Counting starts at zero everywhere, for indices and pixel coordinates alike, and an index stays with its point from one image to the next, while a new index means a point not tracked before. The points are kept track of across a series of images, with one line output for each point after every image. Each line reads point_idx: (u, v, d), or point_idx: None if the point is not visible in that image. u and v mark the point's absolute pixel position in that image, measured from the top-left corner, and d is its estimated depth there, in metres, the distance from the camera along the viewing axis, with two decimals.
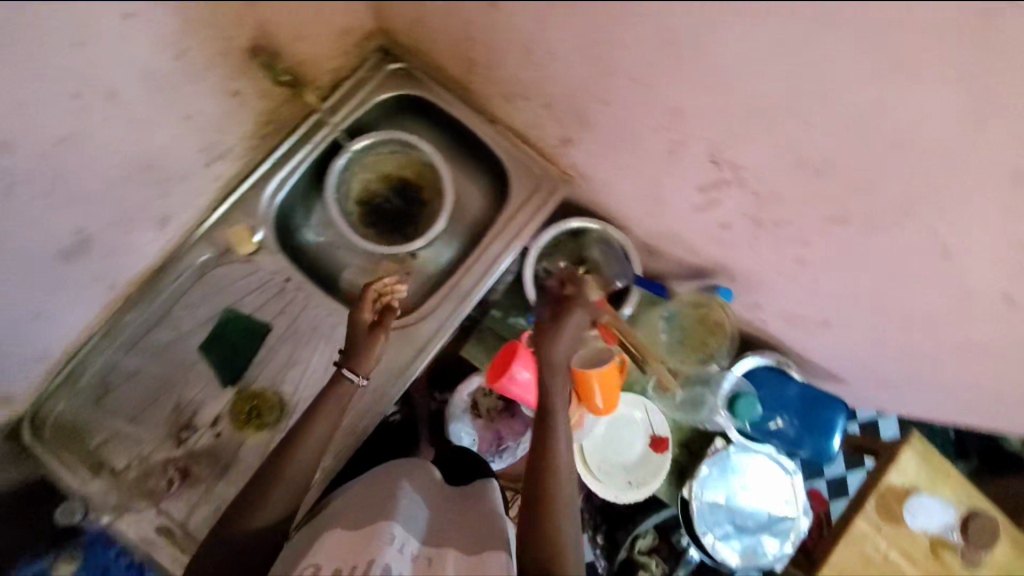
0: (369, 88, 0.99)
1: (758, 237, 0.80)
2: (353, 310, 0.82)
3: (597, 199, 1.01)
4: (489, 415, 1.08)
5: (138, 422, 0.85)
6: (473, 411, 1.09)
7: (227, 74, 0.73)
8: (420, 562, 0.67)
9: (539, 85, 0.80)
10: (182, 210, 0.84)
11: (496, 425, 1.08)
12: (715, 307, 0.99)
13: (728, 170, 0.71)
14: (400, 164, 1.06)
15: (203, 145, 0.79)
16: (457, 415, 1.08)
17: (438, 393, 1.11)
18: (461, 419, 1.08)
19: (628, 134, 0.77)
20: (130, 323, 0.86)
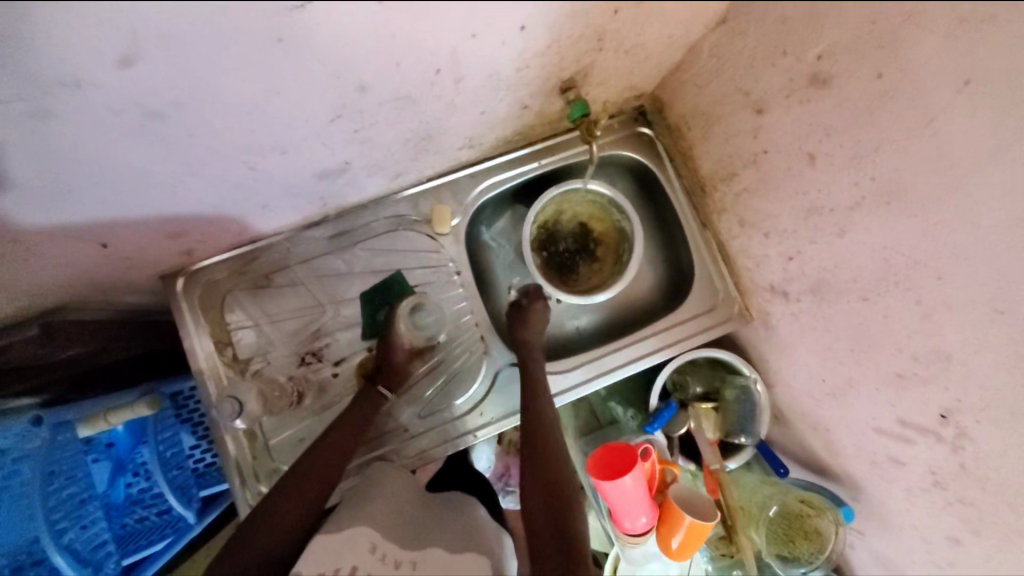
0: (612, 137, 0.99)
1: (922, 493, 0.76)
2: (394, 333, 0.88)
3: (762, 349, 0.97)
4: (508, 446, 1.05)
5: (278, 328, 0.89)
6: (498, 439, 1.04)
7: (532, 93, 0.74)
8: (403, 568, 0.68)
9: (792, 239, 0.78)
10: (414, 173, 0.87)
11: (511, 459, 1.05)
12: (826, 516, 0.88)
13: (948, 430, 0.67)
14: (596, 213, 1.05)
15: (470, 135, 0.81)
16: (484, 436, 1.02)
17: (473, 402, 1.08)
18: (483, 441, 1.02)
19: (857, 332, 0.74)
20: (317, 240, 0.90)
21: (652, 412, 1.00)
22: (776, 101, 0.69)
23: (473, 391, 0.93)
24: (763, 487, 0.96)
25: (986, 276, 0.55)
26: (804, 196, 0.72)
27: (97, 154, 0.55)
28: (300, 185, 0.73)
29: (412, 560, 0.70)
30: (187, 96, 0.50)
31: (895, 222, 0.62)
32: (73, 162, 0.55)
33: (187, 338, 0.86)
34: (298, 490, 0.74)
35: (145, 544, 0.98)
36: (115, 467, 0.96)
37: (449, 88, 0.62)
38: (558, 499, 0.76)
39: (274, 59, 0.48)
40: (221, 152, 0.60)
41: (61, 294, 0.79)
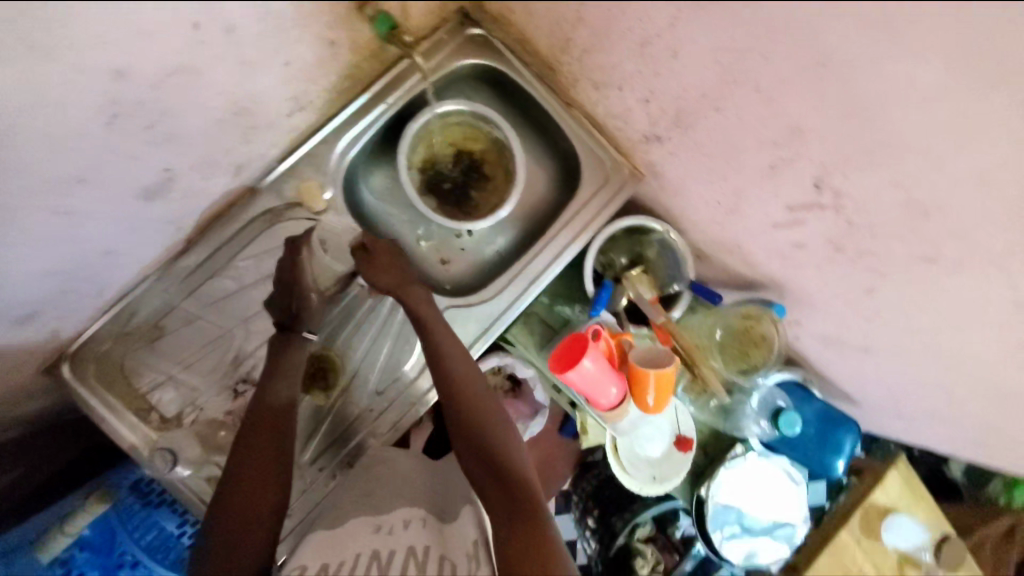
0: (447, 51, 0.93)
1: (830, 263, 0.82)
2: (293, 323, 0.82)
3: (664, 199, 1.01)
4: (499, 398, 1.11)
5: (192, 369, 0.83)
6: None
7: (332, 24, 0.69)
8: (413, 524, 0.74)
9: (644, 80, 0.78)
10: (258, 159, 0.80)
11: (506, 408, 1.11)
12: (766, 320, 0.99)
13: (828, 196, 0.72)
14: (466, 134, 1.03)
15: (294, 94, 0.75)
16: None
17: None
18: None
19: (727, 144, 0.77)
20: (189, 267, 0.83)
21: (592, 297, 1.03)
22: None
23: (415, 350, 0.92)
24: (705, 320, 1.05)
25: (801, 35, 0.56)
26: (631, 34, 0.72)
27: None
28: (129, 215, 0.67)
29: (422, 516, 0.75)
30: None
31: (711, 22, 0.63)
32: None
33: (102, 419, 0.80)
34: (242, 504, 0.69)
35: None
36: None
37: (220, 45, 0.56)
38: (495, 459, 0.76)
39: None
40: (10, 201, 0.55)
41: None
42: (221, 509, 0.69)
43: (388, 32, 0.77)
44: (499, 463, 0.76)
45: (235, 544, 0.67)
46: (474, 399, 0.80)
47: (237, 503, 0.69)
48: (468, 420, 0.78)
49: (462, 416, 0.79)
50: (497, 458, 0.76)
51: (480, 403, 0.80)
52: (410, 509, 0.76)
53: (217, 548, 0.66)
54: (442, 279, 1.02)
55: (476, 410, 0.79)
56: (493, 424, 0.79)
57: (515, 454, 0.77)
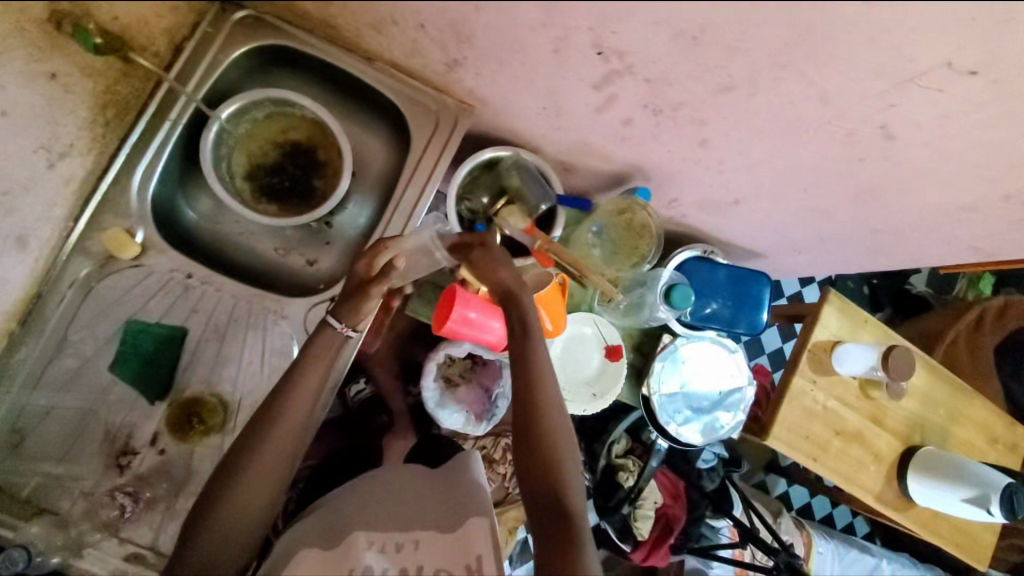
0: (217, 45, 0.83)
1: (659, 127, 0.80)
2: (335, 305, 0.78)
3: (502, 125, 0.97)
4: (465, 379, 1.16)
5: (67, 461, 0.79)
6: (448, 384, 1.14)
7: (31, 53, 0.69)
8: (408, 545, 0.80)
9: (403, 4, 0.70)
10: (42, 222, 0.76)
11: (476, 383, 1.16)
12: (638, 211, 0.98)
13: (615, 61, 0.69)
14: (282, 125, 0.96)
15: (39, 142, 0.73)
16: (438, 399, 1.12)
17: (412, 386, 1.22)
18: (441, 400, 1.13)
19: (508, 43, 0.72)
20: (25, 359, 0.78)
21: None
22: None
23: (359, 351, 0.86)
24: (584, 229, 1.02)
25: None
26: None
27: None
28: None
29: (417, 537, 0.81)
30: None
31: None
32: None
33: None
34: (238, 504, 0.71)
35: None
36: None
37: None
38: (555, 465, 0.77)
39: None
40: None
41: None
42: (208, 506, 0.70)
43: (96, 43, 0.71)
44: (551, 467, 0.77)
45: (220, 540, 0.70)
46: (547, 401, 0.77)
47: (234, 496, 0.71)
48: (532, 411, 0.77)
49: (548, 421, 0.77)
50: (552, 463, 0.77)
51: (552, 406, 0.78)
52: (410, 529, 0.82)
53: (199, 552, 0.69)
54: (313, 279, 0.97)
55: (547, 411, 0.77)
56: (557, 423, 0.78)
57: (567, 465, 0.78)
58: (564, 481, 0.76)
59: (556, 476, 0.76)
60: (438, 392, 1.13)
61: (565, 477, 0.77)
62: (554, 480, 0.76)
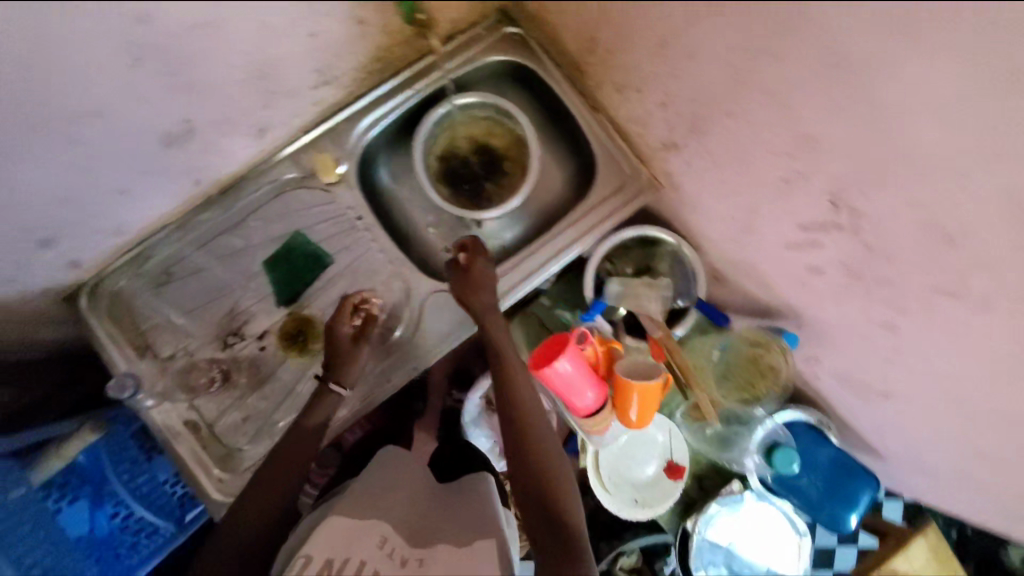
0: (482, 47, 0.97)
1: (846, 290, 0.77)
2: (332, 324, 0.82)
3: (679, 213, 0.98)
4: None
5: (189, 317, 0.87)
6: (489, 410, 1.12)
7: (363, 3, 0.73)
8: (410, 564, 0.68)
9: (662, 85, 0.77)
10: (281, 124, 0.84)
11: None
12: (775, 350, 0.93)
13: (844, 216, 0.68)
14: (490, 129, 1.05)
15: (320, 66, 0.79)
16: (473, 420, 1.10)
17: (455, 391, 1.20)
18: (477, 423, 1.11)
19: (743, 154, 0.73)
20: (206, 221, 0.88)
21: (588, 302, 0.99)
22: None
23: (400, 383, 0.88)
24: (709, 341, 0.99)
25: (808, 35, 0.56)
26: (652, 31, 0.71)
27: None
28: (157, 161, 0.71)
29: (420, 557, 0.69)
30: None
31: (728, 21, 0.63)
32: None
33: (106, 353, 0.85)
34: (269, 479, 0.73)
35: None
36: (92, 501, 0.94)
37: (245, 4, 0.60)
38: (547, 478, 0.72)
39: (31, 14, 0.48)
40: (33, 119, 0.57)
41: None
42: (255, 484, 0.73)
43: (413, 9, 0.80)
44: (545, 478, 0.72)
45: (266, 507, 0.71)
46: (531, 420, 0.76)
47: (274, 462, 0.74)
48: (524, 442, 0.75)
49: (547, 441, 0.76)
50: (542, 478, 0.72)
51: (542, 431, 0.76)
52: (418, 545, 0.71)
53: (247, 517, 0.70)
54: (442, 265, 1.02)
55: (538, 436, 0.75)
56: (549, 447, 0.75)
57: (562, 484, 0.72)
58: (556, 495, 0.71)
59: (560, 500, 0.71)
60: (478, 413, 1.11)
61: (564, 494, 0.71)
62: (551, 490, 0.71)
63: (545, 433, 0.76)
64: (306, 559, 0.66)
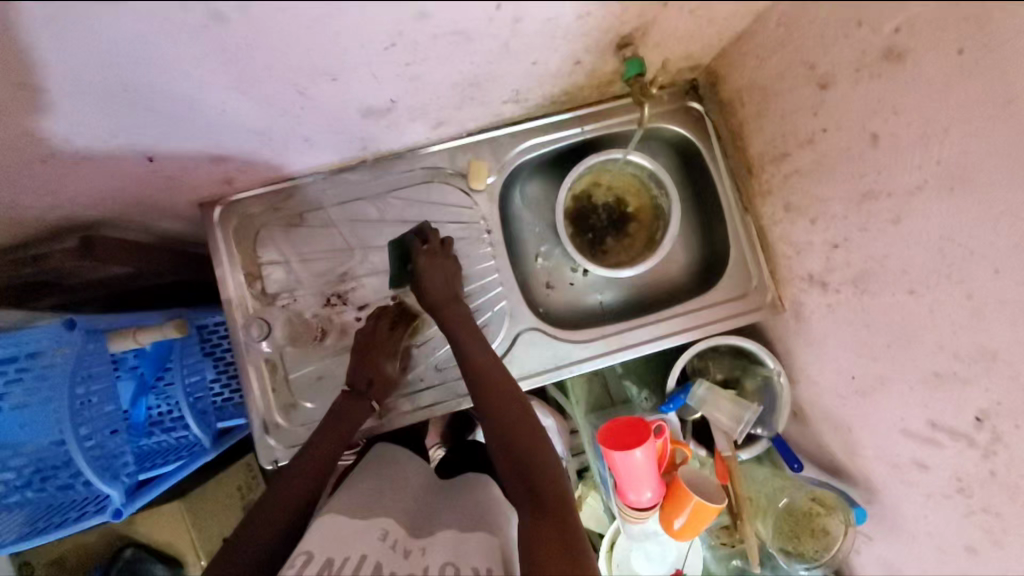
0: (659, 111, 0.96)
1: (947, 500, 0.74)
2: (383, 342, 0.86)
3: (788, 343, 0.95)
4: None
5: (304, 264, 0.90)
6: None
7: (591, 51, 0.73)
8: (413, 554, 0.68)
9: (840, 228, 0.75)
10: (457, 123, 0.86)
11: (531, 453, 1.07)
12: (836, 516, 0.87)
13: (986, 435, 0.65)
14: (631, 186, 1.03)
15: (520, 88, 0.79)
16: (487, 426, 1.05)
17: None
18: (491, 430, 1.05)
19: (900, 327, 0.71)
20: (352, 182, 0.90)
21: (668, 392, 0.98)
22: (844, 75, 0.66)
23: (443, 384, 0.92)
24: (774, 480, 0.95)
25: None
26: (860, 180, 0.69)
27: (178, 72, 0.57)
28: (343, 121, 0.73)
29: (423, 545, 0.69)
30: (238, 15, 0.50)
31: (953, 210, 0.61)
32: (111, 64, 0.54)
33: (220, 268, 0.88)
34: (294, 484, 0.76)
35: (56, 523, 0.86)
36: (138, 388, 0.99)
37: (505, 27, 0.61)
38: (527, 458, 0.73)
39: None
40: (273, 70, 0.59)
41: (98, 224, 0.85)
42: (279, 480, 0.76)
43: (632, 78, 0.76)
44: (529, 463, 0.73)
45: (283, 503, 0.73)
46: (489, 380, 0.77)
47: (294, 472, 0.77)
48: (505, 425, 0.75)
49: (501, 397, 0.77)
50: (527, 464, 0.73)
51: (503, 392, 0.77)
52: (419, 536, 0.71)
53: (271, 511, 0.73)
54: (540, 300, 1.02)
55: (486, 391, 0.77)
56: (508, 410, 0.76)
57: (547, 469, 0.73)
58: (545, 481, 0.72)
59: (540, 485, 0.71)
60: None
61: (555, 483, 0.72)
62: (538, 474, 0.72)
63: (512, 408, 0.76)
64: (307, 556, 0.64)
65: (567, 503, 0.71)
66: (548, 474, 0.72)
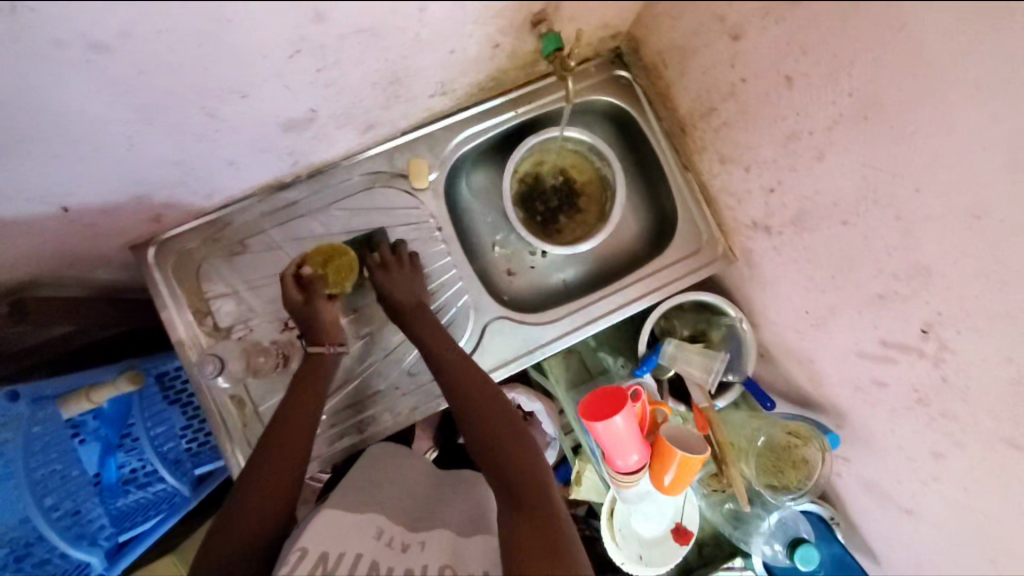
0: (588, 84, 0.96)
1: (906, 411, 0.78)
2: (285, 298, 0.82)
3: (746, 290, 0.98)
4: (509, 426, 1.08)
5: (254, 291, 0.87)
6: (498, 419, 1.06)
7: (508, 31, 0.72)
8: (411, 547, 0.68)
9: (773, 172, 0.78)
10: (388, 124, 0.84)
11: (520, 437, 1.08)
12: (812, 444, 0.91)
13: (931, 345, 0.69)
14: (573, 163, 1.04)
15: (445, 80, 0.78)
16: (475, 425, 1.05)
17: None
18: None
19: (842, 257, 0.75)
20: (289, 199, 0.87)
21: (641, 356, 1.01)
22: (751, 23, 0.68)
23: (414, 390, 0.91)
24: (751, 422, 0.99)
25: (955, 169, 0.57)
26: (782, 122, 0.72)
27: (73, 112, 0.53)
28: (266, 139, 0.70)
29: (422, 540, 0.70)
30: (123, 41, 0.47)
31: (869, 138, 0.63)
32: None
33: (166, 309, 0.84)
34: (259, 490, 0.72)
35: None
36: (104, 449, 0.94)
37: (412, 18, 0.59)
38: (502, 449, 0.76)
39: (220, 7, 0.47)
40: (177, 97, 0.56)
41: (23, 285, 0.80)
42: (244, 487, 0.72)
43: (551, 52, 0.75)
44: (508, 454, 0.75)
45: (253, 511, 0.70)
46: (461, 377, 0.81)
47: (261, 476, 0.73)
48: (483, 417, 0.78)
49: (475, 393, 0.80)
50: (506, 455, 0.75)
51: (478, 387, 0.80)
52: (417, 531, 0.71)
53: (241, 524, 0.69)
54: (502, 288, 1.02)
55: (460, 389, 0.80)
56: (484, 403, 0.79)
57: (525, 456, 0.76)
58: (524, 469, 0.74)
59: (521, 475, 0.73)
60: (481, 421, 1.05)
61: (534, 469, 0.74)
62: (518, 462, 0.75)
63: (487, 403, 0.79)
64: (302, 553, 0.64)
65: (549, 489, 0.73)
66: (529, 460, 0.75)
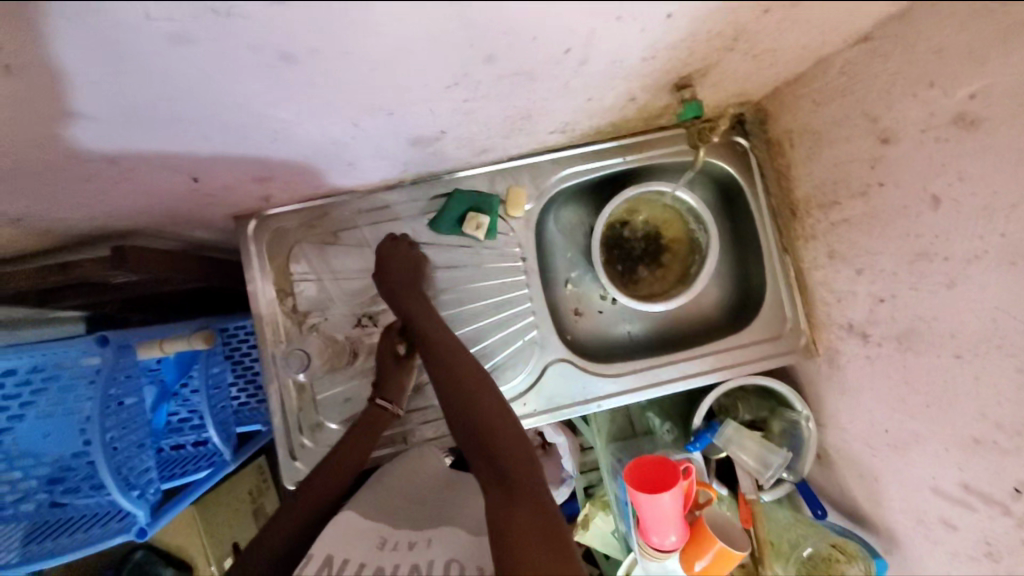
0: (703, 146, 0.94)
1: (972, 564, 0.73)
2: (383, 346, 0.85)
3: (819, 389, 0.94)
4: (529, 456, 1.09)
5: (337, 283, 0.89)
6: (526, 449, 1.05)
7: (647, 89, 0.71)
8: (419, 543, 0.65)
9: (887, 283, 0.74)
10: (501, 150, 0.84)
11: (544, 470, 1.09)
12: (857, 565, 0.84)
13: (1022, 508, 0.64)
14: (667, 218, 1.02)
15: (570, 121, 0.78)
16: None
17: None
18: None
19: (943, 389, 0.70)
20: (389, 201, 0.89)
21: (694, 430, 0.98)
22: (908, 133, 0.65)
23: None
24: (796, 526, 0.93)
25: None
26: (914, 238, 0.68)
27: (228, 103, 0.55)
28: (391, 148, 0.72)
29: (429, 537, 0.66)
30: (297, 53, 0.48)
31: (1010, 282, 0.59)
32: (165, 95, 0.52)
33: (252, 281, 0.87)
34: (321, 486, 0.78)
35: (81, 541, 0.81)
36: (160, 394, 0.99)
37: (568, 69, 0.59)
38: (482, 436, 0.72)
39: (398, 37, 0.47)
40: (326, 103, 0.57)
41: (131, 231, 0.84)
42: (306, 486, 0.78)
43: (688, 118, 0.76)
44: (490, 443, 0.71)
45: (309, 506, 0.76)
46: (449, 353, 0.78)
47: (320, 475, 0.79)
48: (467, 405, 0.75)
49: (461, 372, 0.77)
50: (486, 442, 0.71)
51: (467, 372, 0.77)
52: (425, 528, 0.68)
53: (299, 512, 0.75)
54: (569, 327, 1.00)
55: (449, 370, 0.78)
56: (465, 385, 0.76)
57: (502, 446, 0.71)
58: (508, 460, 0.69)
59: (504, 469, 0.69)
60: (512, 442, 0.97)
61: (514, 462, 0.69)
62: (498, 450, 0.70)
63: (471, 386, 0.76)
64: (308, 558, 0.64)
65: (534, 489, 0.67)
66: (511, 452, 0.70)
